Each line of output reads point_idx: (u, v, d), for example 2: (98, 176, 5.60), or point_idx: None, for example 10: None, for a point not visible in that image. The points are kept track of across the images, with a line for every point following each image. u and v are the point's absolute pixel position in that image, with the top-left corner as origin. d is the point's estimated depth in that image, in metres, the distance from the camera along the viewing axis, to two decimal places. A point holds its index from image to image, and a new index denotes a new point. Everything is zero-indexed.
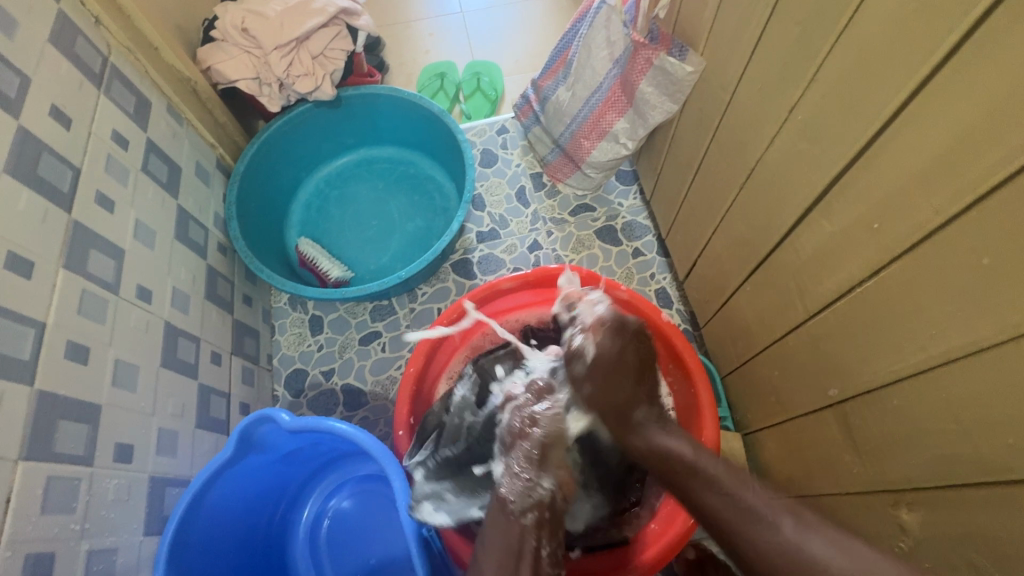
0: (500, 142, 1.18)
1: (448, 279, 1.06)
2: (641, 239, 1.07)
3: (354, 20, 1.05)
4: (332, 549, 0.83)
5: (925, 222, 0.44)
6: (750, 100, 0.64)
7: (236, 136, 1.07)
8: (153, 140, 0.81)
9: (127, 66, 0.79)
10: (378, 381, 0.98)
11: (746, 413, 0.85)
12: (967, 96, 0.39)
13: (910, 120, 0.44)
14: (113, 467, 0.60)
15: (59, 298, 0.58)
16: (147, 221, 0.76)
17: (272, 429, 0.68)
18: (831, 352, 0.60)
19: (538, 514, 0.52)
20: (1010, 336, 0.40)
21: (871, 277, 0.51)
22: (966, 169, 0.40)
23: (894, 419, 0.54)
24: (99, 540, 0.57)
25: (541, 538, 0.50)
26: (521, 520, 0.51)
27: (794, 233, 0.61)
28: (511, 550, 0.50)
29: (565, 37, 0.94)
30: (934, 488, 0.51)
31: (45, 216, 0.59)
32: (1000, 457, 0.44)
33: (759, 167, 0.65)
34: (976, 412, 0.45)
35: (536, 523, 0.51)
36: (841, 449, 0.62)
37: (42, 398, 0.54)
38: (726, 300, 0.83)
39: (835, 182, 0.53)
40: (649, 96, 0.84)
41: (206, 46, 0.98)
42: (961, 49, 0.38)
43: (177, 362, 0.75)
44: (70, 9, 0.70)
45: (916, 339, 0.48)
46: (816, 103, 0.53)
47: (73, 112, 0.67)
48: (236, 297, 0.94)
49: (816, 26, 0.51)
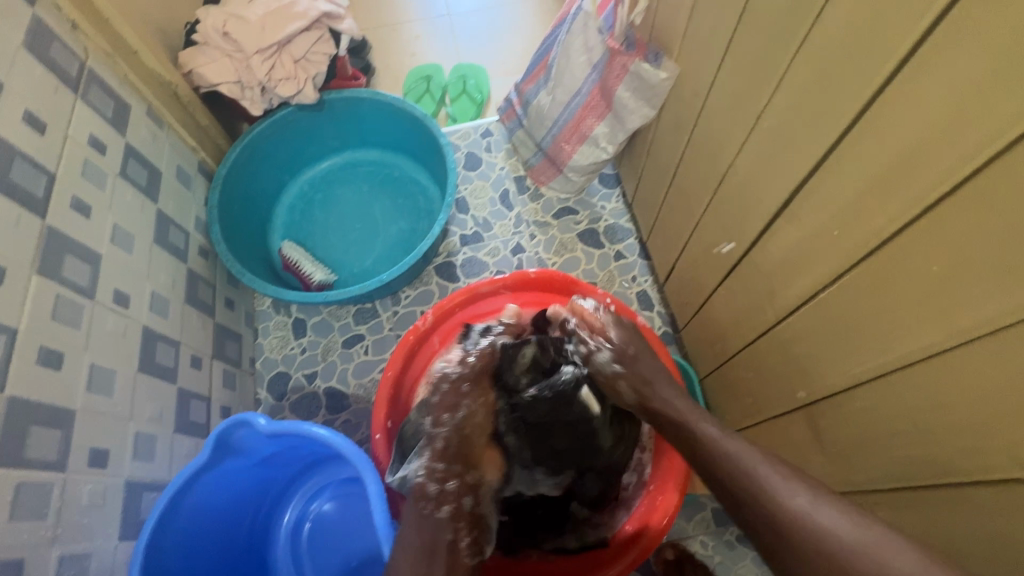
0: (484, 145, 1.18)
1: (431, 282, 1.06)
2: (623, 242, 1.08)
3: (337, 23, 1.05)
4: (313, 552, 0.83)
5: (881, 229, 0.45)
6: (721, 107, 0.65)
7: (219, 139, 1.07)
8: (132, 144, 0.81)
9: (106, 71, 0.80)
10: (361, 383, 0.99)
11: (723, 415, 0.86)
12: (917, 107, 0.40)
13: (866, 130, 0.44)
14: (87, 472, 0.61)
15: (32, 304, 0.58)
16: (125, 226, 0.76)
17: (250, 432, 0.68)
18: (799, 355, 0.61)
19: (451, 508, 0.61)
20: (961, 341, 0.41)
21: (834, 282, 0.52)
22: (918, 178, 0.41)
23: (858, 421, 0.55)
24: (72, 545, 0.57)
25: (459, 533, 0.60)
26: (437, 514, 0.60)
27: (763, 238, 0.62)
28: (427, 546, 0.58)
29: (546, 42, 0.95)
30: (899, 490, 0.52)
31: (18, 221, 0.59)
32: (956, 459, 0.45)
33: (731, 173, 0.66)
34: (932, 415, 0.46)
35: (452, 517, 0.60)
36: (811, 451, 0.63)
37: (14, 403, 0.54)
38: (703, 303, 0.84)
39: (800, 189, 0.54)
40: (627, 101, 0.85)
41: (188, 49, 0.98)
42: (911, 62, 0.39)
43: (156, 367, 0.75)
44: (46, 14, 0.70)
45: (876, 343, 0.49)
46: (781, 110, 0.54)
47: (49, 117, 0.67)
48: (217, 300, 0.94)
49: (780, 35, 0.52)
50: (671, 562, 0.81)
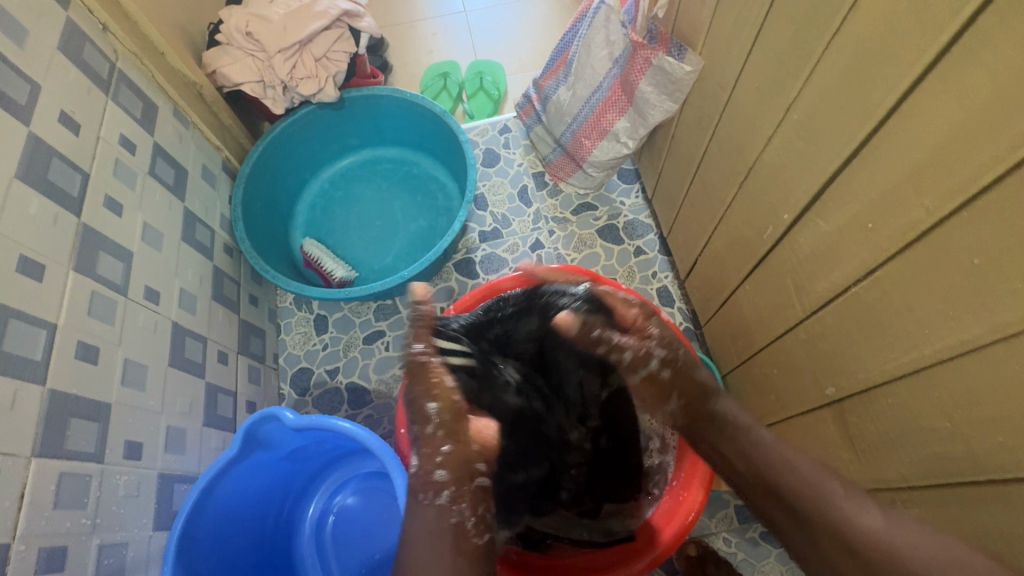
0: (502, 141, 1.18)
1: (451, 279, 1.07)
2: (643, 238, 1.07)
3: (356, 22, 1.06)
4: (337, 545, 0.84)
5: (917, 221, 0.44)
6: (748, 100, 0.64)
7: (241, 138, 1.08)
8: (159, 144, 0.83)
9: (134, 72, 0.81)
10: (382, 379, 1.00)
11: (745, 411, 0.85)
12: (957, 96, 0.39)
13: (903, 120, 0.44)
14: (123, 464, 0.62)
15: (69, 300, 0.60)
16: (154, 224, 0.77)
17: (277, 426, 0.69)
18: (828, 352, 0.60)
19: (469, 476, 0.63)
20: (1001, 336, 0.40)
21: (866, 276, 0.52)
22: (958, 170, 0.40)
23: (890, 417, 0.54)
24: (110, 535, 0.59)
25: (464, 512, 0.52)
26: (436, 501, 0.52)
27: (791, 232, 0.61)
28: (434, 533, 0.52)
29: (565, 37, 0.95)
30: (929, 487, 0.51)
31: (55, 220, 0.61)
32: (993, 455, 0.44)
33: (757, 167, 0.65)
34: (969, 410, 0.45)
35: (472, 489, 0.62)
36: (839, 447, 0.63)
37: (53, 397, 0.55)
38: (726, 299, 0.83)
39: (831, 181, 0.53)
40: (649, 96, 0.84)
41: (212, 50, 0.99)
42: (951, 50, 0.38)
43: (185, 362, 0.76)
44: (78, 16, 0.72)
45: (910, 339, 0.49)
46: (811, 103, 0.53)
47: (82, 117, 0.68)
48: (242, 297, 0.96)
49: (812, 26, 0.51)
50: (694, 558, 0.81)
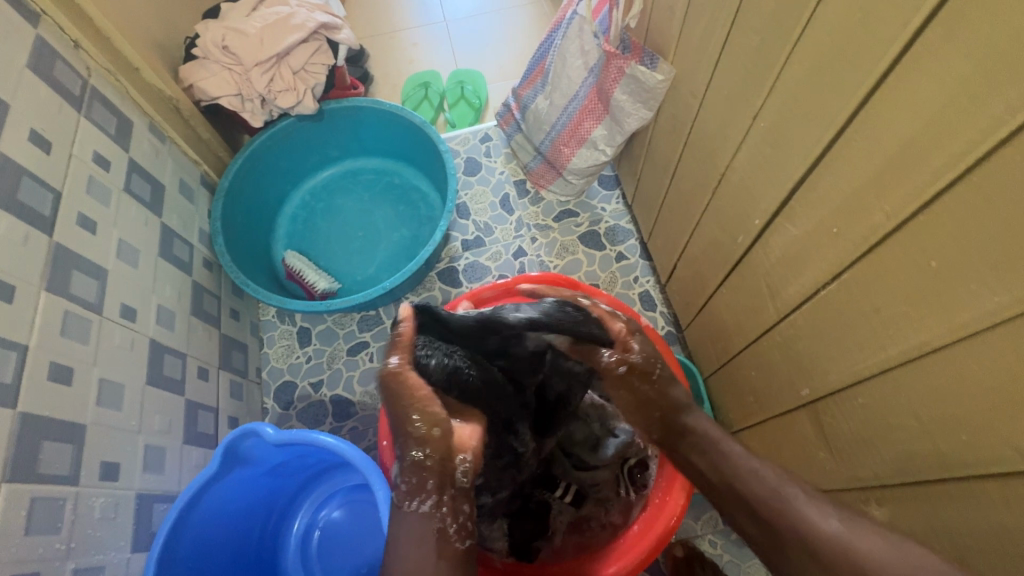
0: (483, 150, 1.19)
1: (434, 288, 1.07)
2: (624, 243, 1.08)
3: (334, 34, 1.06)
4: (323, 559, 0.84)
5: (879, 225, 0.46)
6: (718, 108, 0.65)
7: (220, 151, 1.08)
8: (135, 159, 0.82)
9: (108, 88, 0.81)
10: (366, 391, 0.99)
11: (727, 414, 0.86)
12: (909, 105, 0.40)
13: (862, 127, 0.45)
14: (99, 486, 0.61)
15: (41, 321, 0.59)
16: (130, 241, 0.76)
17: (258, 441, 0.68)
18: (802, 354, 0.61)
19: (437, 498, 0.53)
20: (960, 336, 0.41)
21: (833, 280, 0.53)
22: (914, 175, 0.41)
23: (861, 417, 0.55)
24: (85, 558, 0.58)
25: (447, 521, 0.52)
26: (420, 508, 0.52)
27: (763, 238, 0.63)
28: (420, 536, 0.51)
29: (541, 47, 0.96)
30: (899, 485, 0.52)
31: (26, 240, 0.60)
32: (957, 454, 0.45)
33: (729, 174, 0.66)
34: (935, 408, 0.46)
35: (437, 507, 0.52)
36: (815, 448, 0.63)
37: (25, 420, 0.54)
38: (704, 303, 0.84)
39: (798, 188, 0.54)
40: (624, 104, 0.85)
41: (189, 64, 0.99)
42: (904, 58, 0.39)
43: (164, 379, 0.76)
44: (48, 34, 0.71)
45: (876, 340, 0.50)
46: (777, 110, 0.54)
47: (54, 135, 0.68)
48: (223, 311, 0.95)
49: (774, 36, 0.52)
50: (680, 559, 0.81)
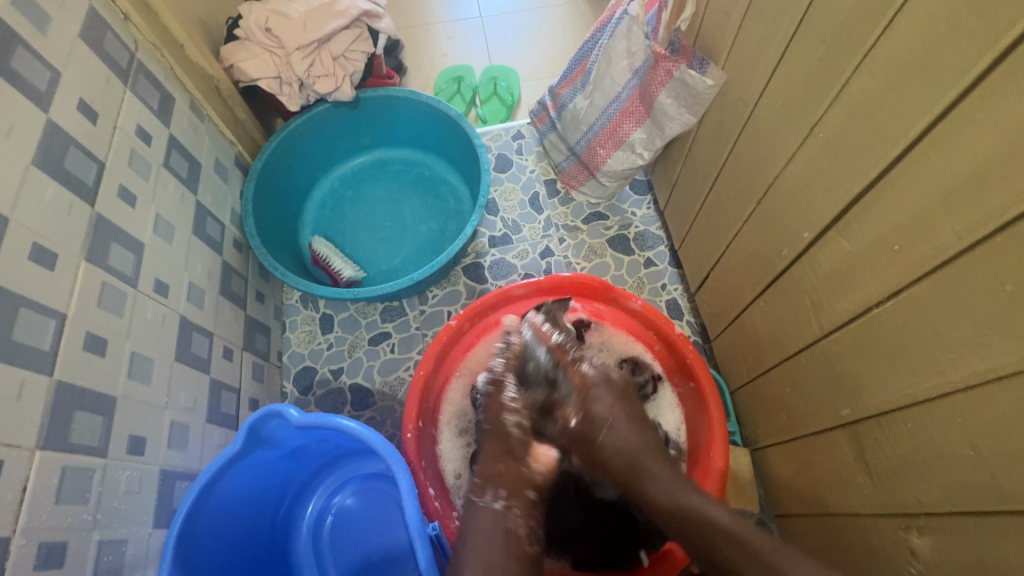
0: (515, 147, 1.19)
1: (459, 282, 1.06)
2: (654, 250, 1.07)
3: (376, 22, 1.06)
4: (335, 545, 0.84)
5: (947, 244, 0.44)
6: (771, 116, 0.64)
7: (255, 133, 1.08)
8: (174, 136, 0.82)
9: (153, 63, 0.81)
10: (387, 381, 0.99)
11: (754, 429, 0.85)
12: (997, 122, 0.38)
13: (937, 141, 0.43)
14: (126, 459, 0.61)
15: (80, 291, 0.59)
16: (167, 216, 0.76)
17: (281, 423, 0.68)
18: (845, 372, 0.59)
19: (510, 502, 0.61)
20: None
21: (890, 297, 0.51)
22: (993, 195, 0.40)
23: (908, 442, 0.53)
24: (110, 531, 0.58)
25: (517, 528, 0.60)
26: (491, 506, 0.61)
27: (810, 251, 0.61)
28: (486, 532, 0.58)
29: (585, 45, 0.94)
30: (946, 513, 0.50)
31: (70, 209, 0.60)
32: (1017, 487, 0.43)
33: (777, 185, 0.65)
34: (993, 437, 0.44)
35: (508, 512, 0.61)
36: (853, 470, 0.62)
37: (60, 388, 0.54)
38: (738, 314, 0.83)
39: (855, 203, 0.53)
40: (668, 108, 0.84)
41: (230, 44, 0.99)
42: (997, 69, 0.38)
43: (191, 357, 0.75)
44: (100, 5, 0.71)
45: (932, 363, 0.48)
46: (839, 120, 0.53)
47: (100, 107, 0.68)
48: (249, 293, 0.95)
49: (841, 44, 0.51)
50: None
